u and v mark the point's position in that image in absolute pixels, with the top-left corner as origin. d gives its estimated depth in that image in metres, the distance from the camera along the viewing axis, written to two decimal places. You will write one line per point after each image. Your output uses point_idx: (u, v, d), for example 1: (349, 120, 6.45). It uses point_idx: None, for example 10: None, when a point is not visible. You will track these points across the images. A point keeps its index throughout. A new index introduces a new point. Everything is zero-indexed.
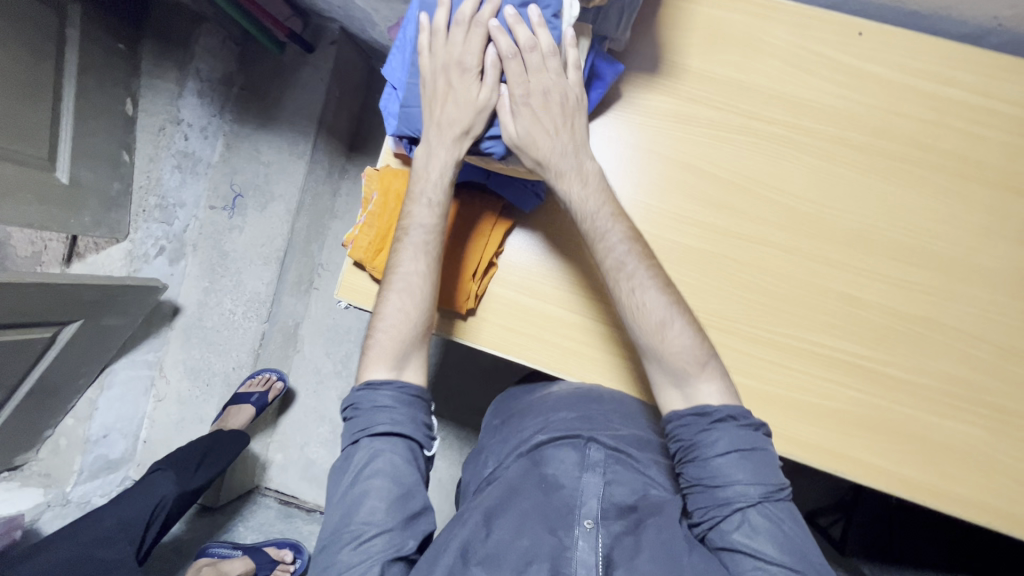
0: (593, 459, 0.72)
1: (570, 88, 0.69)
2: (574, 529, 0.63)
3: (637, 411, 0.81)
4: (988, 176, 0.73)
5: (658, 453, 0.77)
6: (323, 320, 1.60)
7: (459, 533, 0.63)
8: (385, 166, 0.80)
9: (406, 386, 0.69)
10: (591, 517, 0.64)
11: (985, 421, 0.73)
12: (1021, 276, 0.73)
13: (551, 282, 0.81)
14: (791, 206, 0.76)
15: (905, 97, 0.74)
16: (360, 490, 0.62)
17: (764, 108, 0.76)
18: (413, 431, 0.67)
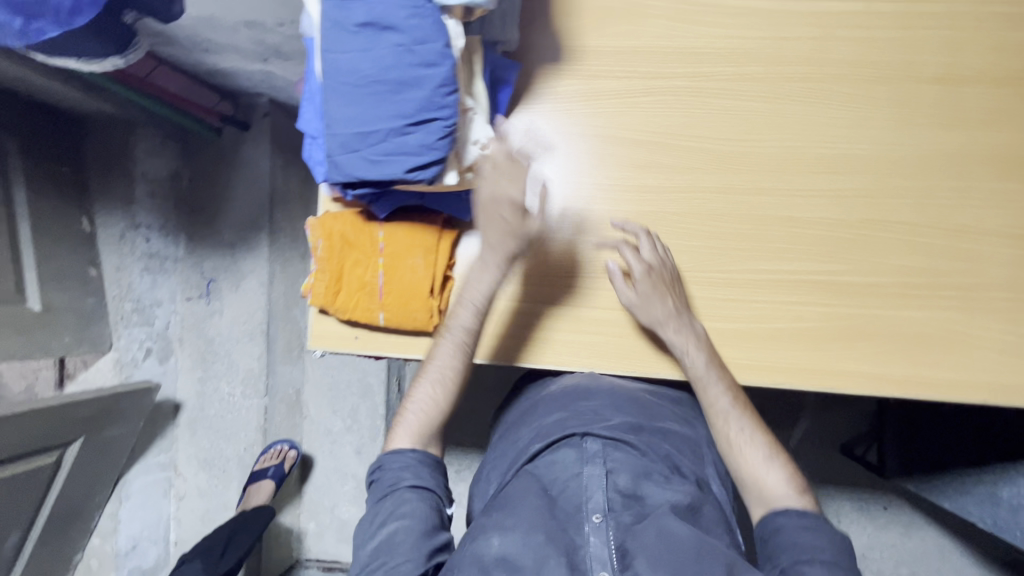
0: (591, 451, 0.73)
1: (666, 268, 0.76)
2: (584, 527, 0.64)
3: (626, 399, 0.83)
4: (887, 72, 0.76)
5: (652, 436, 0.79)
6: (322, 381, 1.57)
7: (471, 548, 0.63)
8: (325, 212, 0.81)
9: (429, 453, 0.74)
10: (599, 509, 0.65)
11: (952, 302, 0.73)
12: (946, 156, 0.75)
13: (508, 280, 0.82)
14: (712, 149, 0.79)
15: (789, 21, 0.77)
16: (389, 530, 0.66)
17: (663, 66, 0.80)
18: (437, 484, 0.72)
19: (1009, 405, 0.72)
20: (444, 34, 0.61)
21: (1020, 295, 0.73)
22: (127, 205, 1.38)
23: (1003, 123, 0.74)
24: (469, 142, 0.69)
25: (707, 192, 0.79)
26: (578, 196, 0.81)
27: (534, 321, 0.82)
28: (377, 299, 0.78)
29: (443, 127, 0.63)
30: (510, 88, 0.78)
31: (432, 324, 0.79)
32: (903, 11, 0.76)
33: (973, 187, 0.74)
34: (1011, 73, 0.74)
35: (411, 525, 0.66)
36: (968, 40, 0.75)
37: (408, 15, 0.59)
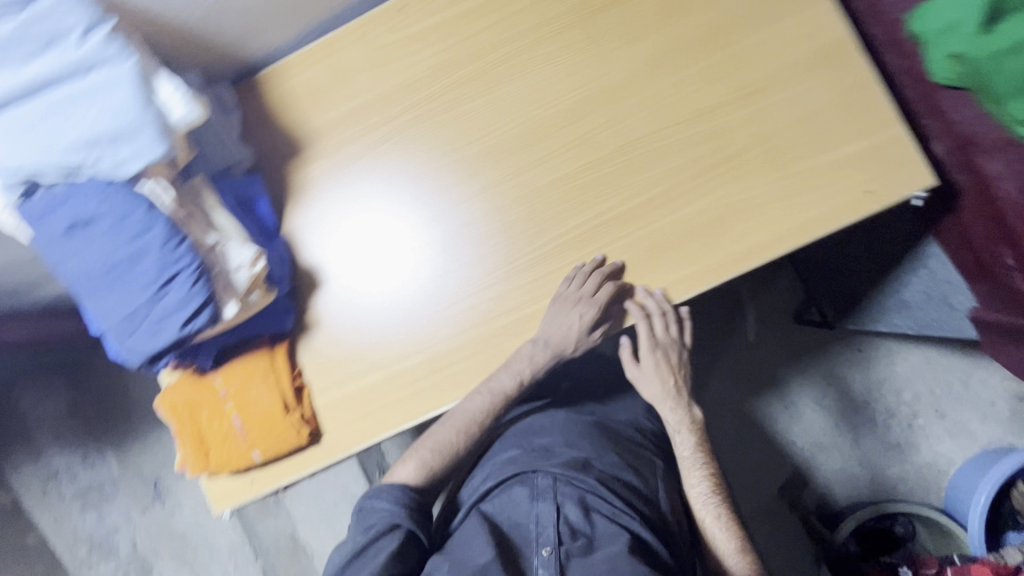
0: (542, 486, 0.76)
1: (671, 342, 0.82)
2: (536, 561, 0.69)
3: (576, 427, 0.87)
4: (568, 18, 0.80)
5: (606, 460, 0.82)
6: (309, 511, 1.39)
7: None
8: (165, 387, 0.82)
9: (403, 498, 0.79)
10: (547, 543, 0.70)
11: (721, 178, 0.77)
12: (653, 58, 0.78)
13: (352, 359, 0.83)
14: (461, 156, 0.83)
15: (467, 19, 0.83)
16: (373, 552, 0.73)
17: (385, 108, 0.84)
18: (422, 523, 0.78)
19: (813, 240, 0.75)
20: (140, 200, 0.64)
21: (773, 142, 0.76)
22: (39, 460, 1.41)
23: (685, 9, 0.78)
24: (233, 271, 0.70)
25: (479, 193, 0.82)
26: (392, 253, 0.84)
27: (400, 384, 0.82)
28: (243, 441, 0.80)
29: (189, 275, 0.66)
30: (264, 198, 0.81)
31: (303, 436, 0.80)
32: None
33: (689, 74, 0.78)
34: None
35: (390, 551, 0.72)
36: None
37: (98, 202, 0.63)
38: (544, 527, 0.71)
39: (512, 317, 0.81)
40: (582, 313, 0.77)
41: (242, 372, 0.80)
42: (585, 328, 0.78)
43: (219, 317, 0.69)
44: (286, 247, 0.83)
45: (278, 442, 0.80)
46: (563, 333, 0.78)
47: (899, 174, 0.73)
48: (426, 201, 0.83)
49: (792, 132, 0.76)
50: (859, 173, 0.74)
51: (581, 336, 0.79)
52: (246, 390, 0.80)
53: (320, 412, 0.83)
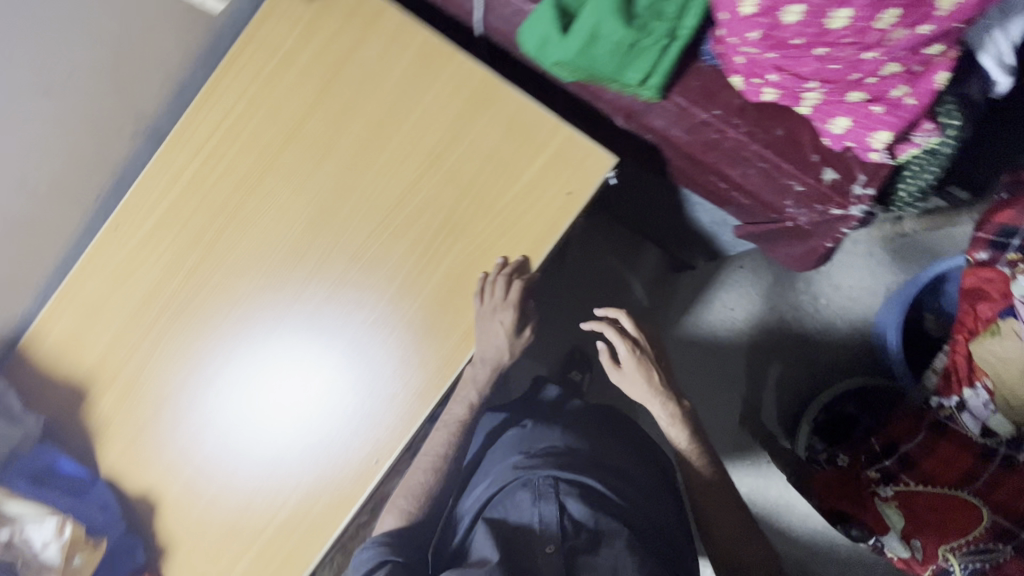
0: (544, 488, 0.85)
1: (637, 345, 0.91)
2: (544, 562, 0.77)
3: (565, 434, 0.98)
4: (258, 167, 0.86)
5: (593, 461, 0.92)
6: None
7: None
8: None
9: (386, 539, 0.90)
10: (552, 541, 0.78)
11: (450, 236, 0.83)
12: (344, 166, 0.85)
13: (215, 555, 0.83)
14: (230, 325, 0.87)
15: (177, 208, 0.88)
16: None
17: (144, 317, 0.87)
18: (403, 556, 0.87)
19: (548, 249, 0.81)
20: None
21: (475, 184, 0.82)
22: None
23: (348, 115, 0.85)
24: (39, 550, 0.76)
25: (268, 339, 0.86)
26: (221, 428, 0.86)
27: (272, 552, 0.83)
28: None
29: None
30: (64, 456, 0.84)
31: None
32: (224, 129, 0.87)
33: (377, 168, 0.84)
34: (315, 87, 0.85)
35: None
36: (274, 99, 0.86)
37: None
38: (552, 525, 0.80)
39: (339, 442, 0.84)
40: (503, 319, 0.80)
41: None
42: (511, 331, 0.82)
43: None
44: (109, 486, 0.85)
45: None
46: (495, 347, 0.83)
47: (582, 167, 0.80)
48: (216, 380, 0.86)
49: (482, 174, 0.82)
50: (551, 182, 0.81)
51: (511, 342, 0.83)
52: None
53: None
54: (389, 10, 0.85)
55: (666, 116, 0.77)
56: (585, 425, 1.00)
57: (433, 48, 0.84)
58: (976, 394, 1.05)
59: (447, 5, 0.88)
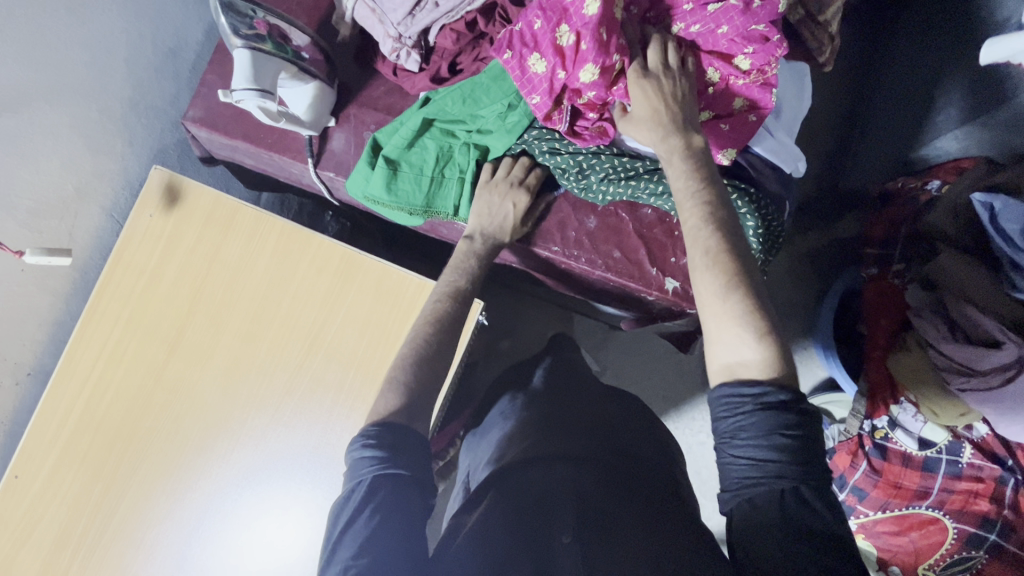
0: (556, 474, 0.84)
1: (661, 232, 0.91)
2: (562, 536, 0.74)
3: (541, 496, 0.81)
4: (145, 384, 0.87)
5: (572, 491, 0.81)
6: None
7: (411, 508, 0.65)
8: None
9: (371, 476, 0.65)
10: (568, 529, 0.75)
11: (349, 400, 0.84)
12: (230, 361, 0.87)
13: None
14: (148, 549, 0.85)
15: (71, 445, 0.87)
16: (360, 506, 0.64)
17: (56, 566, 0.85)
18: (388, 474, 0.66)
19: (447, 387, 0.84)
20: None
21: (361, 347, 0.84)
22: None
23: (225, 310, 0.87)
24: None
25: (192, 548, 0.85)
26: None
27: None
28: None
29: None
30: None
31: None
32: (107, 353, 0.88)
33: (262, 356, 0.86)
34: (189, 292, 0.88)
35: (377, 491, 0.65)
36: (150, 314, 0.88)
37: None
38: (561, 505, 0.79)
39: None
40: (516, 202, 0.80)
41: None
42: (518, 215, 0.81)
43: None
44: None
45: None
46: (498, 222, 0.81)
47: None
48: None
49: (362, 337, 0.84)
50: None
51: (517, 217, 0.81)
52: None
53: None
54: (243, 207, 0.89)
55: (518, 252, 0.92)
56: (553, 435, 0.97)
57: (291, 232, 0.88)
58: (903, 410, 1.10)
59: (299, 183, 0.91)
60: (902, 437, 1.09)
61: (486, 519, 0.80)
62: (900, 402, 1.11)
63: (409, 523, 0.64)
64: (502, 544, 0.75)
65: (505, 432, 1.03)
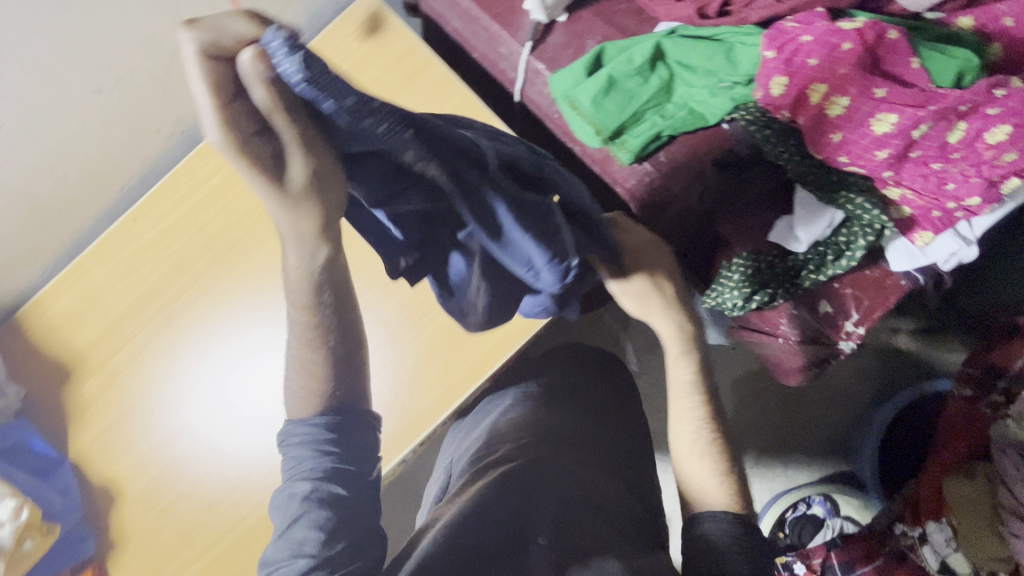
0: (550, 479, 0.69)
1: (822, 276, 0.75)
2: (534, 547, 0.60)
3: (545, 491, 0.68)
4: None
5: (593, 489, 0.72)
6: None
7: (352, 502, 0.63)
8: None
9: (314, 477, 0.63)
10: (542, 533, 0.62)
11: None
12: None
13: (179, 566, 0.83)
14: (222, 338, 0.88)
15: (195, 214, 0.90)
16: (298, 511, 0.61)
17: (143, 314, 0.89)
18: (326, 470, 0.64)
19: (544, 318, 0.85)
20: None
21: None
22: None
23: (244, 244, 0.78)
24: None
25: (254, 356, 0.87)
26: (190, 436, 0.87)
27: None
28: None
29: None
30: (38, 435, 0.84)
31: None
32: None
33: None
34: None
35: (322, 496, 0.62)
36: None
37: None
38: (543, 506, 0.65)
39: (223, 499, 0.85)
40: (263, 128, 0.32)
41: None
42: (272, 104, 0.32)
43: None
44: (75, 470, 0.85)
45: None
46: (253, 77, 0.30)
47: None
48: (186, 396, 0.87)
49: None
50: None
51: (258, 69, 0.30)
52: None
53: None
54: (434, 64, 0.89)
55: None
56: (567, 419, 0.84)
57: (469, 106, 0.87)
58: (939, 530, 1.06)
59: (491, 68, 0.91)
60: (927, 554, 1.06)
61: (477, 500, 0.65)
62: (940, 521, 1.07)
63: (353, 518, 0.62)
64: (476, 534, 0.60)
65: (501, 416, 0.86)
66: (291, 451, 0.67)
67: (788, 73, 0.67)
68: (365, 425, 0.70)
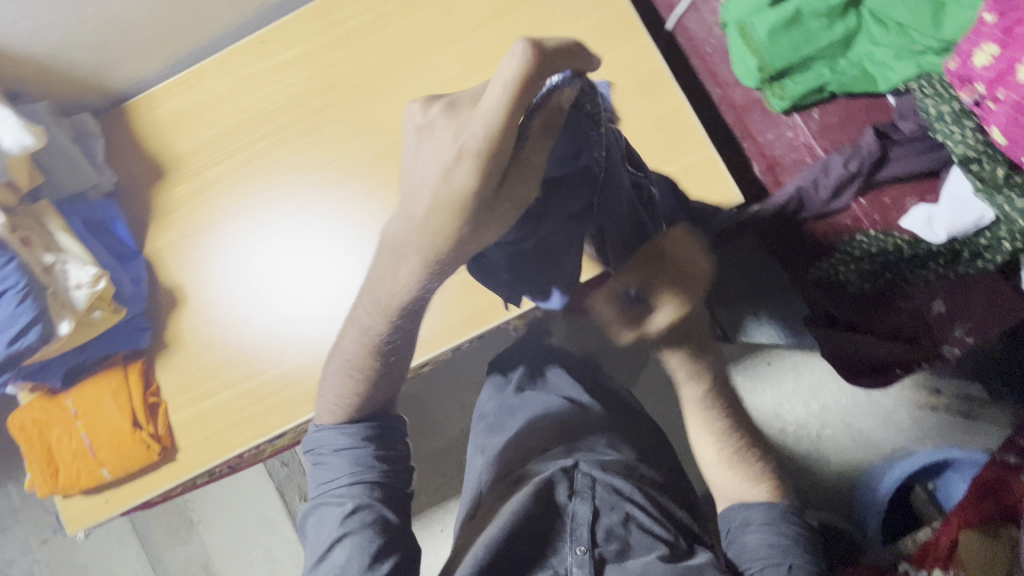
0: (580, 485, 0.70)
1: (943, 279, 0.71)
2: (568, 557, 0.65)
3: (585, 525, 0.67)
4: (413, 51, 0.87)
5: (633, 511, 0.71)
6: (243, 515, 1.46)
7: (384, 521, 0.62)
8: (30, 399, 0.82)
9: (346, 499, 0.62)
10: (583, 543, 0.65)
11: None
12: None
13: (220, 384, 0.84)
14: (316, 180, 0.87)
15: (323, 52, 0.89)
16: (336, 534, 0.61)
17: (247, 136, 0.89)
18: (359, 489, 0.63)
19: None
20: None
21: None
22: None
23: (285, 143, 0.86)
24: (71, 288, 0.73)
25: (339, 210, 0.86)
26: (259, 266, 0.86)
27: (225, 414, 0.84)
28: (92, 458, 0.80)
29: (16, 293, 0.68)
30: (122, 219, 0.85)
31: (155, 452, 0.81)
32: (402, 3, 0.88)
33: None
34: (499, 7, 0.87)
35: (357, 520, 0.61)
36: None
37: None
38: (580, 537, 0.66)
39: (267, 358, 0.85)
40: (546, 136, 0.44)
41: (92, 398, 0.81)
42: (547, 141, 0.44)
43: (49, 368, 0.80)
44: (147, 265, 0.86)
45: (159, 452, 0.81)
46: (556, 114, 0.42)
47: (706, 190, 0.80)
48: (267, 228, 0.87)
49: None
50: None
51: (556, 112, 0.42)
52: (92, 415, 0.81)
53: (174, 428, 0.83)
54: None
55: None
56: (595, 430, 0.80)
57: (624, 18, 0.84)
58: None
59: None
60: None
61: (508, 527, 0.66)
62: None
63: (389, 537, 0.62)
64: (507, 532, 0.65)
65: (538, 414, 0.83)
66: (326, 463, 0.65)
67: (996, 39, 0.60)
68: (392, 434, 0.67)
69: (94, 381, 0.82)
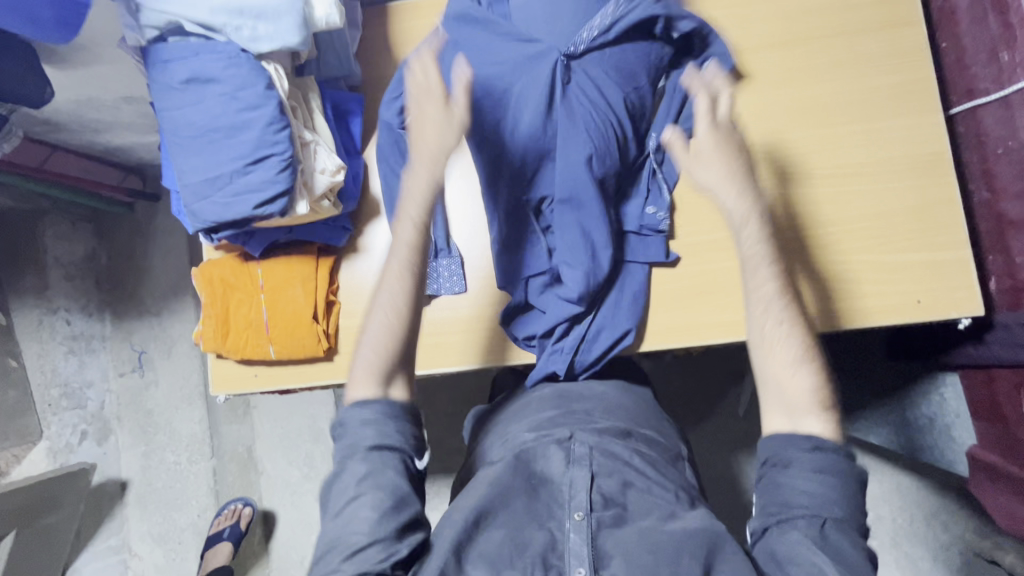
0: (577, 453, 0.65)
1: None
2: (565, 523, 0.59)
3: (584, 477, 0.62)
4: (690, 50, 0.84)
5: (643, 479, 0.64)
6: (279, 422, 1.45)
7: (395, 491, 0.57)
8: (223, 257, 0.84)
9: (370, 448, 0.59)
10: (580, 508, 0.59)
11: (791, 243, 0.80)
12: (761, 113, 0.82)
13: None
14: None
15: None
16: (350, 500, 0.56)
17: None
18: (400, 448, 0.59)
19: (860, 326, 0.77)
20: (262, 77, 0.66)
21: (847, 223, 0.79)
22: (42, 292, 1.40)
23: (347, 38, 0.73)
24: (316, 171, 0.73)
25: None
26: None
27: None
28: (263, 333, 0.81)
29: (280, 162, 0.67)
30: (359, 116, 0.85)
31: (321, 349, 0.82)
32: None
33: (778, 137, 0.82)
34: (796, 33, 0.83)
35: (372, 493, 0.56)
36: (756, 15, 0.84)
37: (225, 67, 0.65)
38: (581, 494, 0.60)
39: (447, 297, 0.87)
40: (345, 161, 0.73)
41: (281, 277, 0.82)
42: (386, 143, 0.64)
43: (252, 238, 0.80)
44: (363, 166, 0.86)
45: (326, 349, 0.82)
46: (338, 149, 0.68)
47: (951, 290, 0.76)
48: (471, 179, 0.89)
49: (864, 238, 0.79)
50: (913, 282, 0.77)
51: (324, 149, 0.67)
52: (274, 292, 0.82)
53: (342, 332, 0.84)
54: (918, 27, 0.81)
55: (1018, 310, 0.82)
56: (626, 408, 0.75)
57: (925, 89, 0.80)
58: None
59: (958, 70, 0.83)
60: None
61: (497, 489, 0.62)
62: None
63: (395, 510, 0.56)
64: (490, 495, 0.61)
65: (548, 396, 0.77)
66: (351, 438, 0.60)
67: None
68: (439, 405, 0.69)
69: (287, 261, 0.82)
